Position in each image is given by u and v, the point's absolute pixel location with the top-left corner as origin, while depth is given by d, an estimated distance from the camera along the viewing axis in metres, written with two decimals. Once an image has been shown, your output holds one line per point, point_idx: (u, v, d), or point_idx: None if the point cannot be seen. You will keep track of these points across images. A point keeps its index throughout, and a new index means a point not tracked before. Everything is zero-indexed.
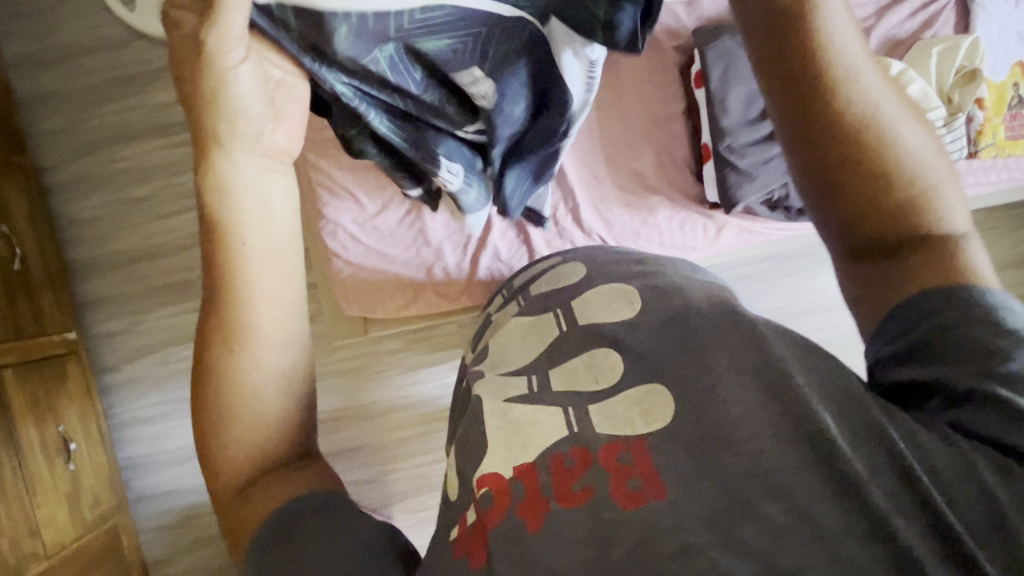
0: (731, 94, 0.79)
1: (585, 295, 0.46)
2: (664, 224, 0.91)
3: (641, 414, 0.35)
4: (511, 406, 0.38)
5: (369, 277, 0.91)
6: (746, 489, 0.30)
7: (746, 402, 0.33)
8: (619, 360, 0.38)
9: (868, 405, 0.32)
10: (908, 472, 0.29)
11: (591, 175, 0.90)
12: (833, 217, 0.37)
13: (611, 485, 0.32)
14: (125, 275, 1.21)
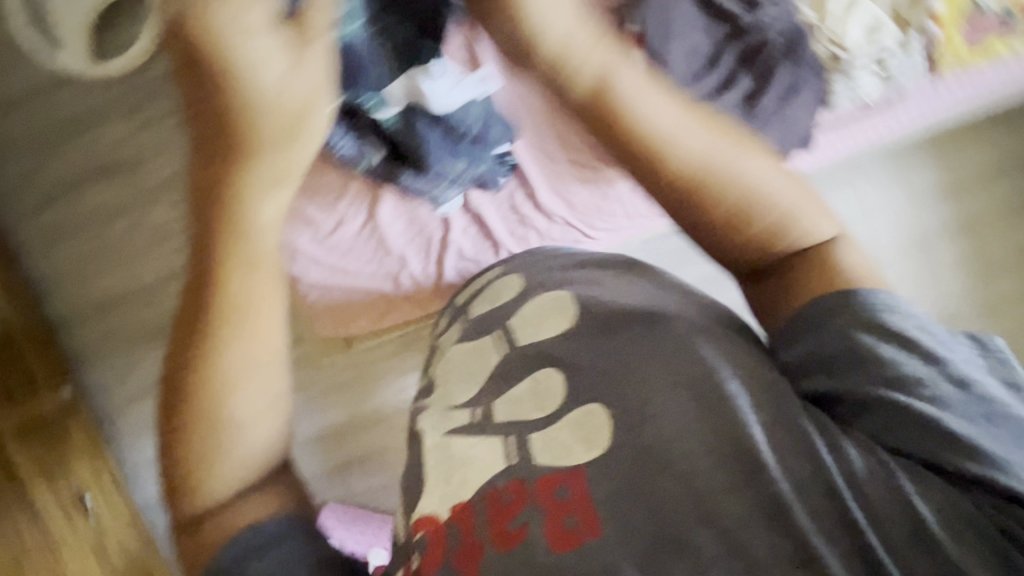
0: (672, 49, 0.75)
1: (523, 311, 0.51)
2: (625, 197, 0.88)
3: (582, 443, 0.42)
4: (451, 442, 0.46)
5: (337, 296, 0.90)
6: (675, 524, 0.38)
7: (677, 419, 0.41)
8: (559, 381, 0.46)
9: (793, 422, 0.40)
10: (831, 490, 0.38)
11: (544, 156, 0.88)
12: (720, 251, 0.50)
13: (547, 524, 0.40)
14: (109, 322, 1.11)
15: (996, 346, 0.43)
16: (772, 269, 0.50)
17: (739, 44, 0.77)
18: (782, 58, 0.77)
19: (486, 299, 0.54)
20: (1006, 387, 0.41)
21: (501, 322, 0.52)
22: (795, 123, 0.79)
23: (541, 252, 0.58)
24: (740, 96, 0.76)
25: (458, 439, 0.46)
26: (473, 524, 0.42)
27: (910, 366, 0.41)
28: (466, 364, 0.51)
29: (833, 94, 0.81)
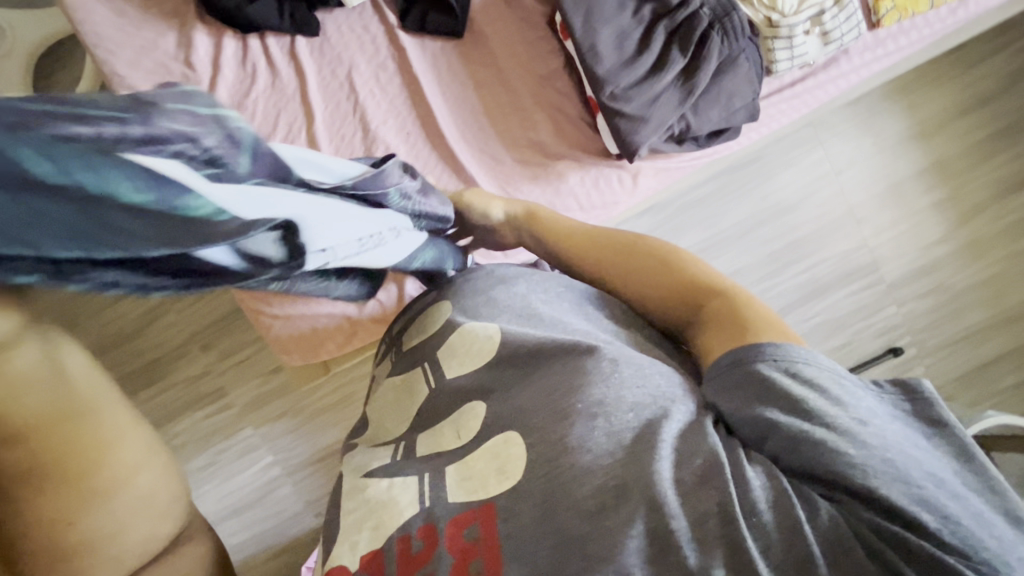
0: (599, 37, 0.73)
1: (449, 342, 0.49)
2: (577, 188, 0.86)
3: (496, 471, 0.39)
4: (369, 484, 0.43)
5: (300, 326, 0.90)
6: (577, 564, 0.33)
7: (591, 454, 0.36)
8: (480, 409, 0.44)
9: (702, 442, 0.35)
10: (727, 516, 0.32)
11: (488, 158, 0.86)
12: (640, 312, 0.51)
13: (454, 567, 0.35)
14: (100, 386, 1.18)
15: (921, 397, 0.35)
16: (695, 318, 0.46)
17: (667, 20, 0.75)
18: (714, 28, 0.74)
19: (416, 331, 0.54)
20: (929, 445, 0.33)
21: (428, 352, 0.51)
22: (736, 95, 0.77)
23: (469, 272, 0.56)
24: (674, 75, 0.75)
25: (377, 479, 0.43)
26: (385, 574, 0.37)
27: (819, 405, 0.34)
28: (398, 399, 0.50)
29: (775, 62, 0.79)
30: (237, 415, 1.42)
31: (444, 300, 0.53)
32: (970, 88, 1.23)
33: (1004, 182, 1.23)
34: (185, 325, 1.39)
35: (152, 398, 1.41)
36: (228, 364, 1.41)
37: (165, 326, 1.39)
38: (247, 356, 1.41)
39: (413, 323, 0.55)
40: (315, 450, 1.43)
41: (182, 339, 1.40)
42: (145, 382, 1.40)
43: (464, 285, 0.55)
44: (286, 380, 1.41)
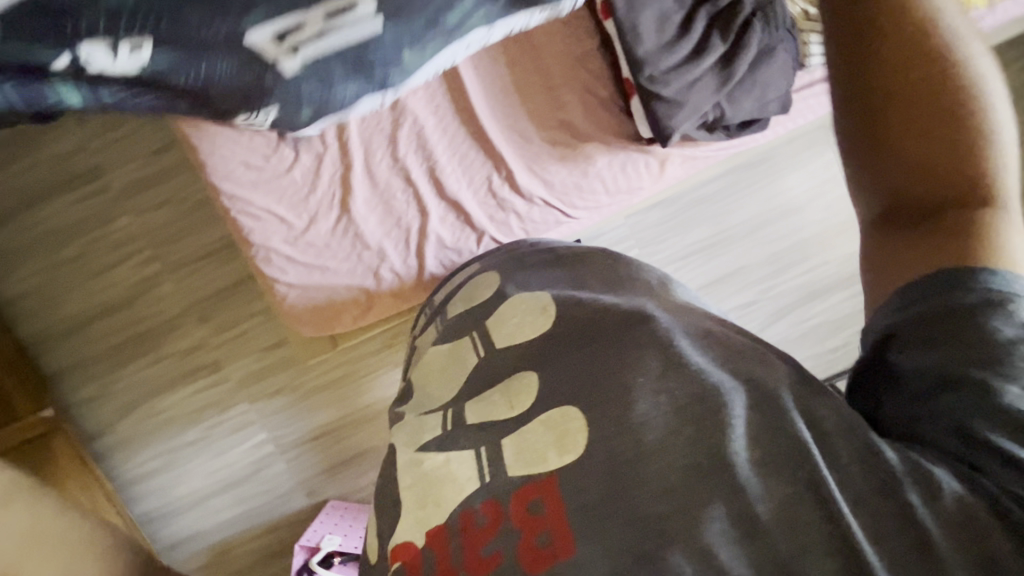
0: (641, 19, 0.73)
1: (500, 310, 0.50)
2: (604, 172, 0.87)
3: (556, 448, 0.38)
4: (423, 457, 0.42)
5: (317, 297, 0.88)
6: (654, 541, 0.33)
7: (660, 429, 0.36)
8: (533, 379, 0.43)
9: (787, 421, 0.35)
10: (823, 503, 0.32)
11: (517, 137, 0.85)
12: (868, 164, 0.47)
13: (521, 546, 0.35)
14: (103, 328, 1.34)
15: None
16: (914, 212, 0.44)
17: (710, 6, 0.74)
18: (756, 16, 0.74)
19: (462, 298, 0.55)
20: None
21: (478, 322, 0.51)
22: (772, 86, 0.77)
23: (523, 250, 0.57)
24: (713, 61, 0.75)
25: (433, 451, 0.42)
26: (449, 549, 0.37)
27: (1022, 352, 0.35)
28: (445, 367, 0.50)
29: (810, 55, 0.80)
30: (231, 390, 1.37)
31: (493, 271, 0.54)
32: None
33: None
34: (181, 296, 1.34)
35: (142, 370, 1.35)
36: (223, 338, 1.36)
37: (158, 296, 1.34)
38: (244, 331, 1.36)
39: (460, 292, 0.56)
40: (311, 429, 1.41)
41: (176, 309, 1.35)
42: (136, 353, 1.35)
43: (517, 259, 0.56)
44: (284, 356, 1.37)
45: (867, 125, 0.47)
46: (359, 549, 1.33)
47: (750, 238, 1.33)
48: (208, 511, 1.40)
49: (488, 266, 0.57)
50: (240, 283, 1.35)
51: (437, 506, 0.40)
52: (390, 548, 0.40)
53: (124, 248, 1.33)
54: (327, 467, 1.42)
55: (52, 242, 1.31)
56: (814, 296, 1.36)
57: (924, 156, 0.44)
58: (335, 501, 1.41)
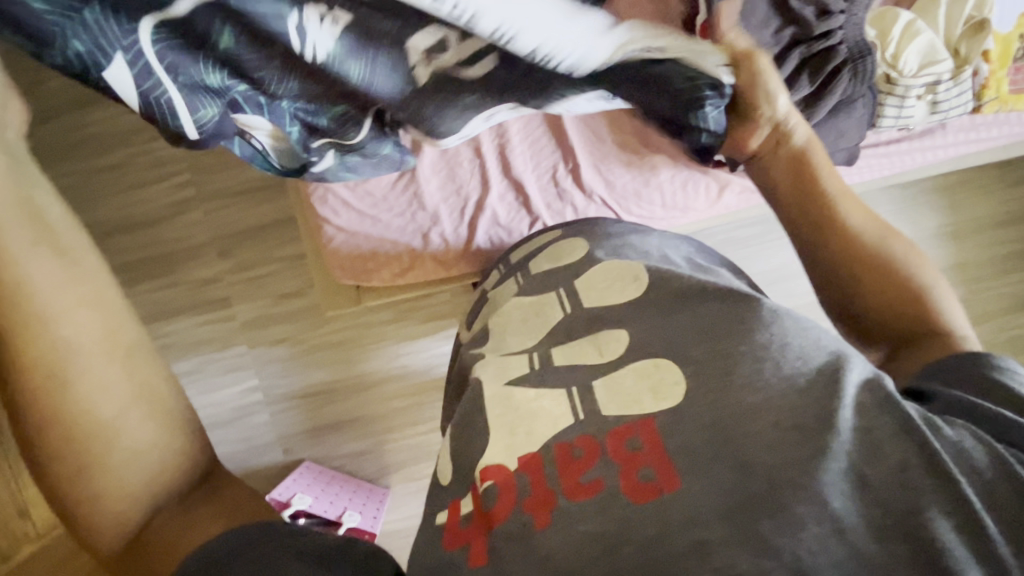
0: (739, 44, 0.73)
1: (590, 274, 0.66)
2: (665, 183, 0.89)
3: (651, 393, 0.50)
4: (514, 391, 0.56)
5: (362, 246, 0.89)
6: (762, 486, 0.42)
7: (760, 395, 0.47)
8: (623, 335, 0.57)
9: (896, 407, 0.44)
10: (935, 468, 0.41)
11: (591, 133, 0.87)
12: (840, 299, 0.62)
13: (624, 483, 0.46)
14: (130, 237, 1.33)
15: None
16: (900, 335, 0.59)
17: (804, 48, 0.76)
18: (846, 66, 0.77)
19: (552, 257, 0.71)
20: None
21: (562, 283, 0.67)
22: (846, 135, 0.81)
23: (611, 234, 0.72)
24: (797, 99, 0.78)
25: (520, 388, 0.56)
26: (546, 477, 0.48)
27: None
28: (530, 320, 0.64)
29: (883, 116, 0.84)
30: (235, 329, 1.35)
31: (581, 238, 0.71)
32: (1003, 206, 1.30)
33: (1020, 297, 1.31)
34: (208, 227, 1.34)
35: (152, 292, 1.33)
36: (239, 277, 1.35)
37: (187, 223, 1.34)
38: (262, 275, 1.35)
39: (551, 251, 0.72)
40: (303, 385, 1.38)
41: (202, 238, 1.34)
42: (149, 274, 1.33)
43: (607, 228, 0.73)
44: (296, 307, 1.37)
45: (831, 283, 0.63)
46: (328, 514, 1.30)
47: (773, 289, 1.36)
48: None
49: (569, 235, 0.74)
50: (271, 227, 1.35)
51: (529, 434, 0.52)
52: (482, 467, 0.52)
53: (167, 169, 1.33)
54: (311, 427, 1.39)
55: (97, 146, 1.32)
56: None
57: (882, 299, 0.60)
58: (310, 463, 1.38)
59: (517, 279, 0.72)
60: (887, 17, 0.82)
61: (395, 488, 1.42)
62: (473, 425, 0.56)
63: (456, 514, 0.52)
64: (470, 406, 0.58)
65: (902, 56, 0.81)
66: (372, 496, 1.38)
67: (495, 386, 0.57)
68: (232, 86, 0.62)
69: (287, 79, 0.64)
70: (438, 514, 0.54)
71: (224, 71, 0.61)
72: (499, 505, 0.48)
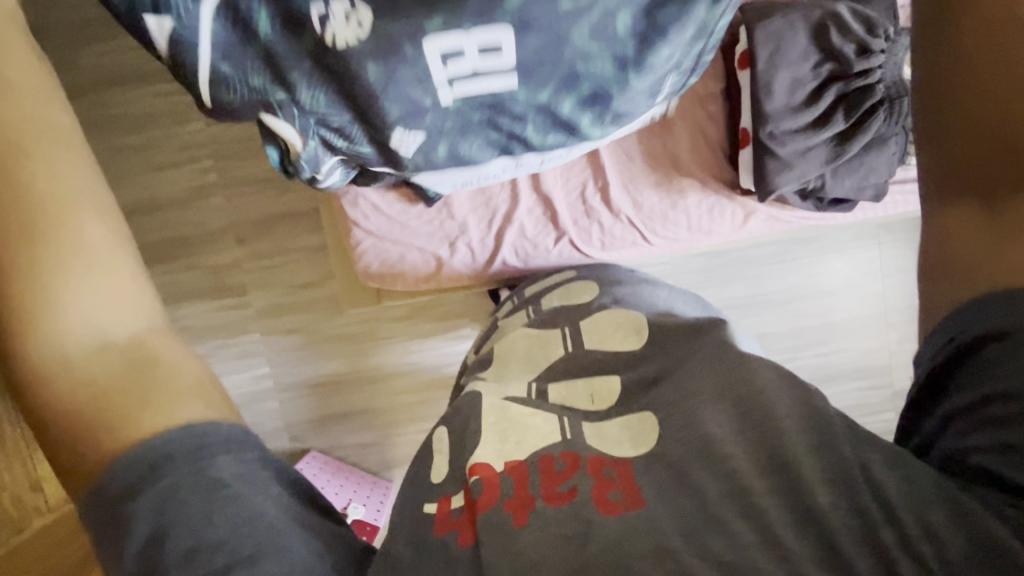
0: (777, 78, 0.77)
1: (595, 317, 0.71)
2: (692, 209, 0.91)
3: (631, 440, 0.54)
4: (508, 406, 0.60)
5: (390, 253, 0.90)
6: (718, 508, 0.46)
7: (724, 428, 0.51)
8: (616, 386, 0.61)
9: (836, 443, 0.48)
10: (860, 510, 0.44)
11: (623, 153, 0.89)
12: (944, 158, 0.52)
13: (596, 491, 0.49)
14: (142, 220, 1.30)
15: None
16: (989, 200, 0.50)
17: (842, 84, 0.78)
18: (881, 105, 0.79)
19: (561, 297, 0.76)
20: None
21: (567, 322, 0.71)
22: (876, 171, 0.82)
23: (621, 280, 0.77)
24: (831, 135, 0.79)
25: (515, 407, 0.60)
26: (528, 479, 0.52)
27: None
28: (533, 349, 0.69)
29: (914, 154, 0.87)
30: (249, 317, 1.35)
31: (592, 281, 0.77)
32: None
33: None
34: (228, 213, 1.31)
35: (169, 274, 1.32)
36: (257, 265, 1.33)
37: (209, 208, 1.31)
38: (278, 264, 1.34)
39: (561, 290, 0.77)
40: (315, 375, 1.39)
41: (221, 224, 1.32)
42: (166, 256, 1.31)
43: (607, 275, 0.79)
44: (311, 299, 1.36)
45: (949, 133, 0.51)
46: (333, 505, 1.32)
47: (781, 310, 1.37)
48: None
49: (584, 279, 0.79)
50: (286, 217, 1.33)
51: (519, 445, 0.55)
52: (472, 463, 0.54)
53: (190, 152, 1.29)
54: (318, 416, 1.41)
55: (118, 127, 1.27)
56: (826, 379, 1.41)
57: (999, 167, 0.49)
58: (316, 451, 1.40)
59: (529, 313, 0.75)
60: None
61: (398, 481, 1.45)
62: (469, 430, 0.58)
63: (448, 505, 0.53)
64: (473, 411, 0.60)
65: None
66: (376, 489, 1.40)
67: (492, 401, 0.61)
68: (267, 91, 0.66)
69: (319, 88, 0.66)
70: (427, 504, 0.54)
71: (264, 73, 0.65)
72: (482, 498, 0.50)
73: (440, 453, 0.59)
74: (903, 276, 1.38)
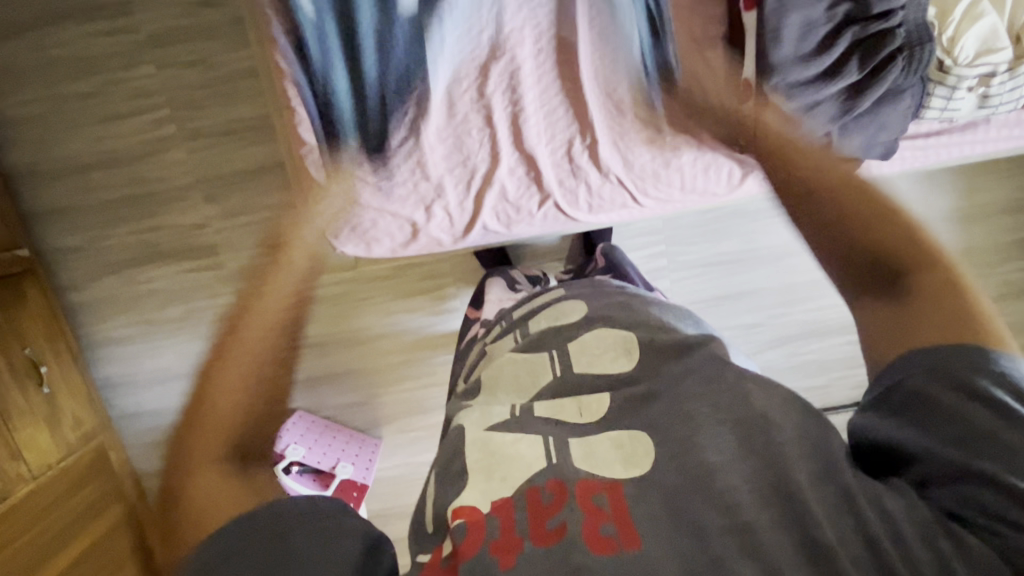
0: (785, 23, 0.70)
1: (584, 338, 0.67)
2: (686, 167, 0.86)
3: (622, 461, 0.51)
4: (490, 437, 0.56)
5: (361, 217, 0.83)
6: (721, 548, 0.43)
7: (723, 454, 0.48)
8: (604, 403, 0.58)
9: (840, 472, 0.46)
10: (871, 542, 0.42)
11: (613, 106, 0.83)
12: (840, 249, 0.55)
13: (586, 530, 0.46)
14: (94, 178, 1.20)
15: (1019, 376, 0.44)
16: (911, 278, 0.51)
17: (858, 27, 0.71)
18: (901, 53, 0.72)
19: (550, 317, 0.72)
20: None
21: (556, 343, 0.68)
22: (887, 128, 0.77)
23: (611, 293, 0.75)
24: (841, 87, 0.73)
25: (498, 434, 0.56)
26: (514, 519, 0.48)
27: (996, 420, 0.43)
28: (521, 371, 0.65)
29: (929, 107, 0.82)
30: (222, 278, 1.27)
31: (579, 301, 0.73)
32: (1015, 193, 1.31)
33: (1002, 287, 1.36)
34: (191, 168, 1.21)
35: (136, 235, 1.23)
36: (226, 225, 1.24)
37: (169, 163, 1.20)
38: (249, 223, 1.25)
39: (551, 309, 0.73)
40: None
41: (183, 179, 1.21)
42: (131, 216, 1.22)
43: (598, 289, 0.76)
44: None
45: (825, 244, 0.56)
46: (321, 465, 1.33)
47: (774, 265, 1.33)
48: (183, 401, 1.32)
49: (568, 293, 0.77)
50: (251, 173, 1.22)
51: (504, 481, 0.51)
52: (455, 507, 0.51)
53: (143, 101, 1.17)
54: (301, 377, 1.37)
55: (61, 74, 1.14)
56: (817, 333, 1.38)
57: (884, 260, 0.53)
58: (302, 412, 1.37)
59: (517, 338, 0.72)
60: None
61: (387, 438, 1.43)
62: (460, 464, 0.55)
63: (437, 556, 0.50)
64: (455, 445, 0.58)
65: (959, 41, 0.79)
66: (365, 447, 1.39)
67: (475, 432, 0.58)
68: None
69: None
70: (421, 554, 0.52)
71: None
72: (466, 543, 0.47)
73: (430, 501, 0.56)
74: None
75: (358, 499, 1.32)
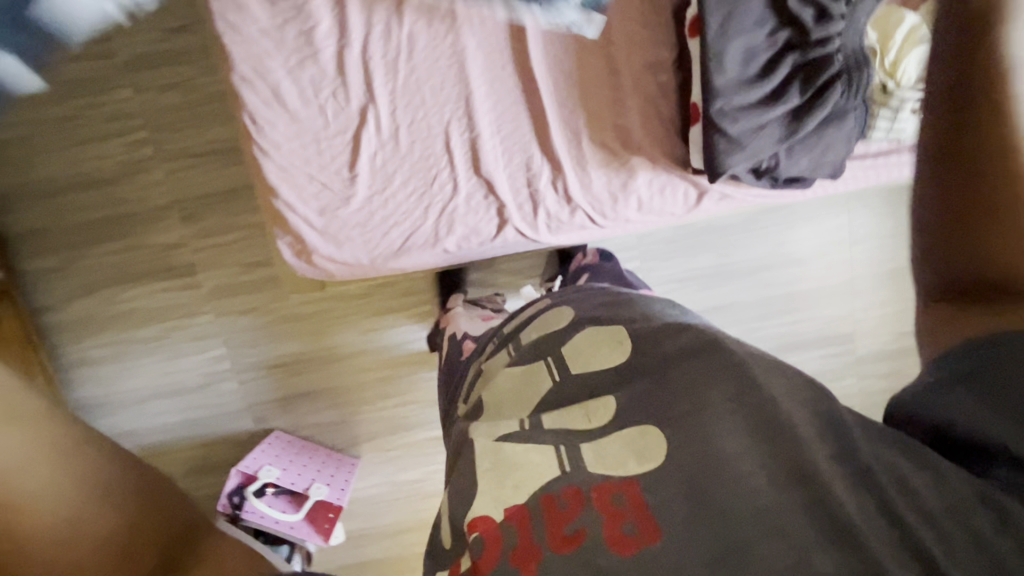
0: (728, 46, 0.74)
1: (575, 340, 0.69)
2: (642, 189, 0.90)
3: (636, 457, 0.53)
4: (501, 446, 0.58)
5: (344, 256, 0.88)
6: (739, 535, 0.45)
7: (735, 444, 0.50)
8: (610, 404, 0.59)
9: (853, 447, 0.48)
10: (888, 510, 0.44)
11: (569, 131, 0.87)
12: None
13: (610, 529, 0.49)
14: (73, 199, 1.22)
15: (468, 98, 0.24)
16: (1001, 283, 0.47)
17: (798, 53, 0.76)
18: (840, 77, 0.76)
19: (536, 328, 0.73)
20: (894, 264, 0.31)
21: (551, 349, 0.69)
22: (832, 149, 0.81)
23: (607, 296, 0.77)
24: (785, 110, 0.77)
25: (509, 443, 0.58)
26: (531, 528, 0.51)
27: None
28: (519, 384, 0.67)
29: (874, 128, 0.86)
30: (202, 297, 1.29)
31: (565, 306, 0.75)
32: None
33: None
34: (170, 189, 1.23)
35: (112, 255, 1.25)
36: (204, 244, 1.26)
37: (146, 184, 1.22)
38: (226, 242, 1.26)
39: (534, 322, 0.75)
40: (276, 354, 1.35)
41: (160, 199, 1.23)
42: (108, 237, 1.24)
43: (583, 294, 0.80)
44: (263, 277, 1.30)
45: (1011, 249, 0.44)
46: (295, 486, 1.31)
47: (751, 279, 1.35)
48: (165, 421, 1.34)
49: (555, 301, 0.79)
50: (226, 193, 1.24)
51: (518, 487, 0.54)
52: (471, 517, 0.53)
53: (123, 125, 1.19)
54: (284, 394, 1.37)
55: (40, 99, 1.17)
56: (793, 348, 1.40)
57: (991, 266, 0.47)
58: (280, 431, 1.37)
59: (511, 352, 0.73)
60: (891, 19, 0.82)
61: (366, 457, 1.43)
62: (468, 477, 0.57)
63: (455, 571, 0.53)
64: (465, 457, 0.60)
65: (900, 66, 0.82)
66: (341, 467, 1.38)
67: (485, 443, 0.59)
68: None
69: None
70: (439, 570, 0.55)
71: None
72: (486, 555, 0.50)
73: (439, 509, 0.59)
74: (878, 243, 1.36)
75: (331, 522, 1.32)
